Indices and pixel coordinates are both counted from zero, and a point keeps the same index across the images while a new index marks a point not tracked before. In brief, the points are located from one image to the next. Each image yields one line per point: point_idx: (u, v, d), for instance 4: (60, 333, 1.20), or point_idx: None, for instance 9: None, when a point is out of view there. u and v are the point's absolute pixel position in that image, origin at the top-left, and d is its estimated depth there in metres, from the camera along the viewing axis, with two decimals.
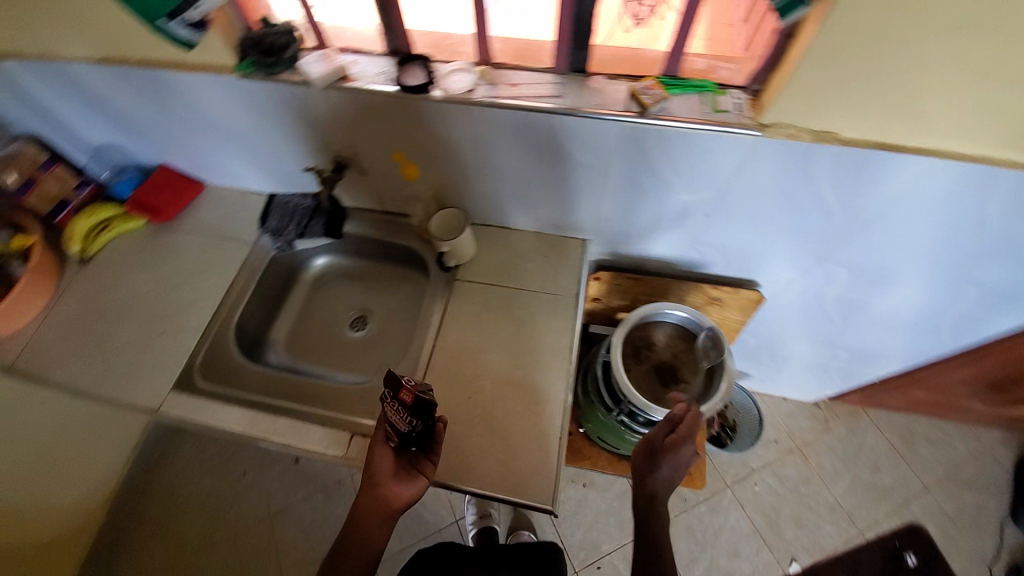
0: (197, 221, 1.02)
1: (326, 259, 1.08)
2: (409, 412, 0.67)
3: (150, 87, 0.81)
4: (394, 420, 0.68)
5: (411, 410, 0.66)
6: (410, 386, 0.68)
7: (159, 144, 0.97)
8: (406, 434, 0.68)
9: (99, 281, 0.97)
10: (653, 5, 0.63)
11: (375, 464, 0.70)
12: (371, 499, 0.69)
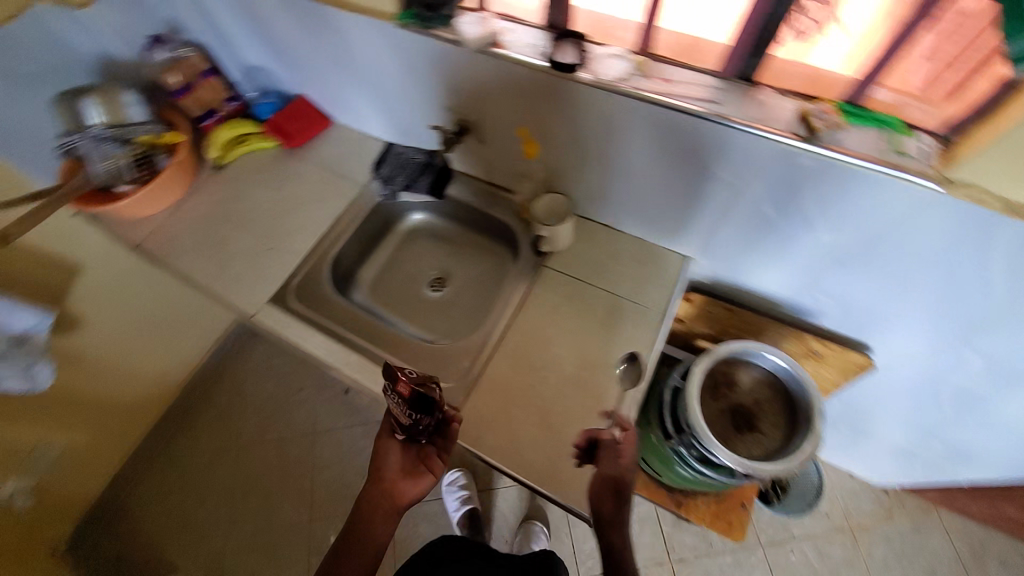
0: (319, 154, 1.09)
1: (422, 215, 1.11)
2: (408, 406, 0.69)
3: (310, 22, 0.86)
4: (396, 415, 0.70)
5: (411, 402, 0.68)
6: (407, 378, 0.69)
7: (303, 75, 1.03)
8: (409, 427, 0.71)
9: (226, 189, 1.06)
10: (821, 18, 0.57)
11: (382, 459, 0.73)
12: (377, 494, 0.71)
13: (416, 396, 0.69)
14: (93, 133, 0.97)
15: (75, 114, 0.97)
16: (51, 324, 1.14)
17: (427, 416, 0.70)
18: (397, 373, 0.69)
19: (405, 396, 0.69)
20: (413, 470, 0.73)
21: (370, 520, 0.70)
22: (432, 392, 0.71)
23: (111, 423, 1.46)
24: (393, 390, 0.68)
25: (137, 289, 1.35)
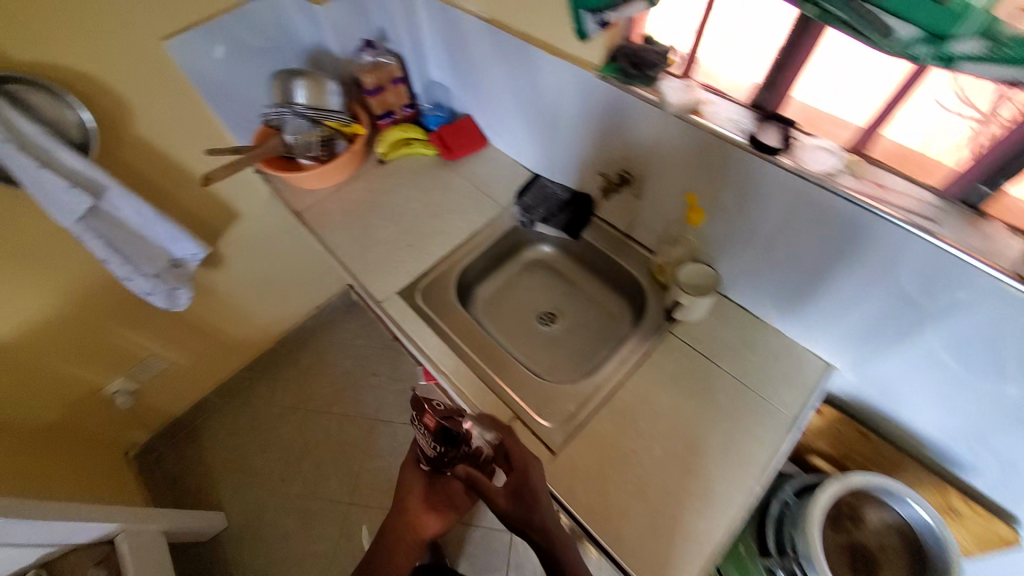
0: (471, 170, 1.15)
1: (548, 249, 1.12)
2: (434, 440, 0.71)
3: (510, 54, 0.92)
4: (425, 445, 0.74)
5: (435, 436, 0.70)
6: (435, 411, 0.70)
7: (480, 98, 1.11)
8: (432, 457, 0.73)
9: (382, 182, 1.16)
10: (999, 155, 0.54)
11: (408, 491, 0.82)
12: (401, 527, 0.80)
13: (442, 430, 0.70)
14: (297, 109, 1.07)
15: (286, 90, 1.07)
16: (203, 257, 1.28)
17: (453, 450, 0.72)
18: (425, 405, 0.72)
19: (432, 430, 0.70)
20: (436, 505, 0.81)
21: (393, 553, 0.80)
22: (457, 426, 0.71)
23: (210, 356, 1.60)
24: (420, 421, 0.72)
25: (274, 247, 1.49)
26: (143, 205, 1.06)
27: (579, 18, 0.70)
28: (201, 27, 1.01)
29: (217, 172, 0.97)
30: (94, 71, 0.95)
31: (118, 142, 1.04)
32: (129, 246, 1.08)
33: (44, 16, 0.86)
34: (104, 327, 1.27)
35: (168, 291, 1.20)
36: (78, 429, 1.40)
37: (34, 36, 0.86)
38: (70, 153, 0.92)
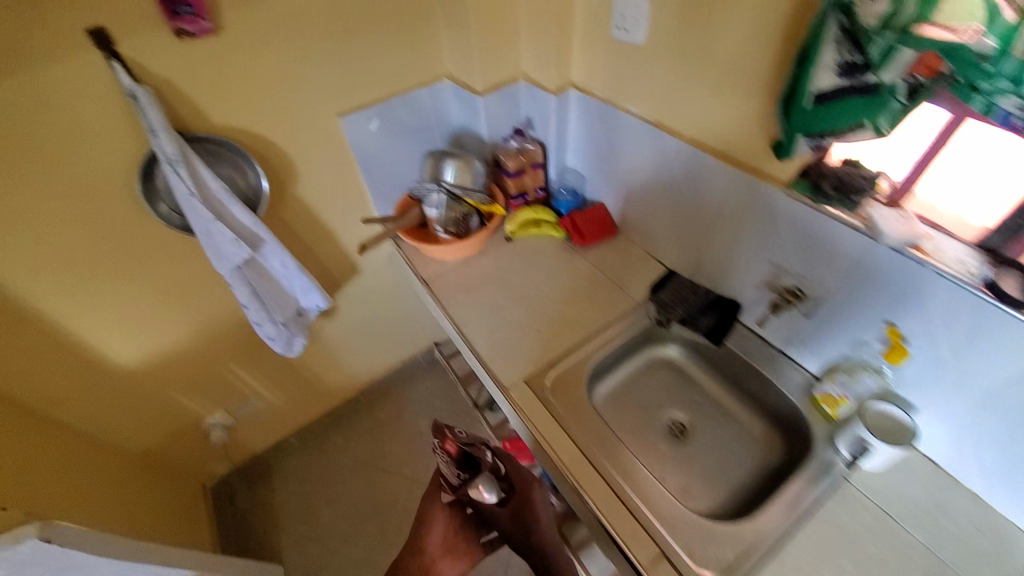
0: (602, 257, 1.12)
1: (679, 349, 1.02)
2: (456, 463, 0.87)
3: (677, 156, 0.91)
4: (447, 472, 0.88)
5: (456, 460, 0.87)
6: (454, 439, 0.86)
7: (620, 190, 1.10)
8: (458, 484, 0.87)
9: (510, 260, 1.14)
10: None
11: (425, 537, 0.94)
12: (421, 565, 0.94)
13: (463, 454, 0.87)
14: (443, 187, 1.09)
15: (437, 167, 1.12)
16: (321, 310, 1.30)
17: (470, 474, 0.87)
18: (446, 433, 0.87)
19: (453, 454, 0.86)
20: (450, 551, 0.95)
21: None
22: (475, 453, 0.88)
23: (298, 401, 1.60)
24: (443, 447, 0.87)
25: (378, 303, 1.51)
26: (290, 259, 1.10)
27: (788, 139, 0.69)
28: (373, 107, 1.09)
29: (371, 242, 1.03)
30: (277, 139, 1.02)
31: (279, 199, 1.09)
32: (268, 294, 1.12)
33: (251, 90, 0.93)
34: (218, 363, 1.30)
35: (288, 338, 1.21)
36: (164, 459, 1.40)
37: (239, 106, 0.94)
38: (241, 209, 0.97)
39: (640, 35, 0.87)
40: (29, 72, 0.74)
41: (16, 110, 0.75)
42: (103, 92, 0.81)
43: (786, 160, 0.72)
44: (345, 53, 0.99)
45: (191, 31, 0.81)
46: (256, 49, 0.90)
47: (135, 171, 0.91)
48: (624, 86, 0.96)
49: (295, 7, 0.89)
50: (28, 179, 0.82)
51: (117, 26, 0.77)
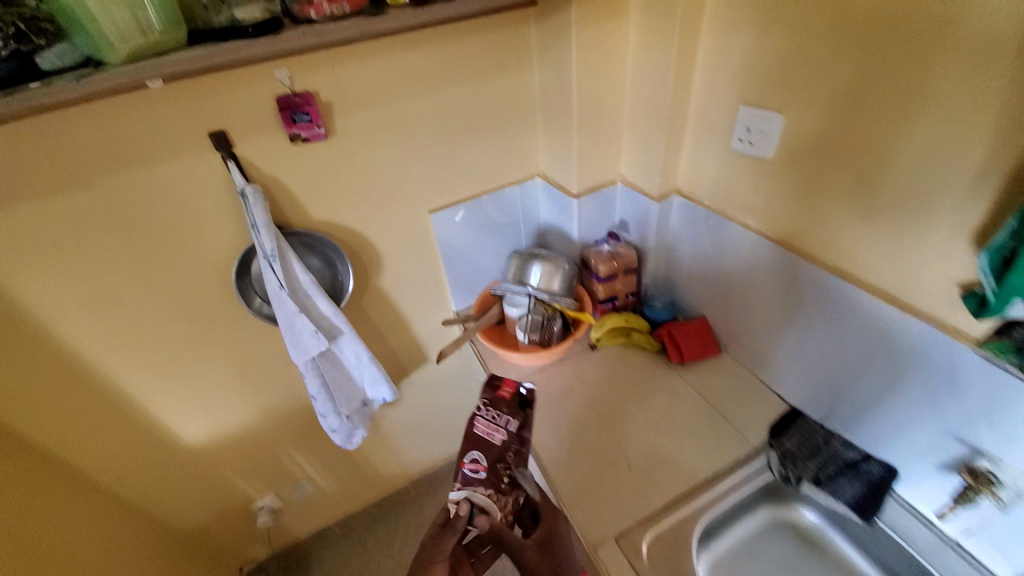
0: (703, 381, 0.99)
1: (817, 518, 0.86)
2: (512, 406, 0.82)
3: (814, 284, 0.79)
4: (492, 420, 0.80)
5: (512, 400, 0.84)
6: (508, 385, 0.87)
7: (727, 307, 0.99)
8: (508, 433, 0.79)
9: (598, 375, 1.02)
10: None
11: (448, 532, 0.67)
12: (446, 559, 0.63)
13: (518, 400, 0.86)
14: (529, 292, 0.99)
15: (522, 270, 1.02)
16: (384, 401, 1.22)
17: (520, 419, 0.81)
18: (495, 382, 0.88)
19: (507, 398, 0.84)
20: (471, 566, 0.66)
21: None
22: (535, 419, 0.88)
23: (348, 488, 1.50)
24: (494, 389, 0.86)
25: (443, 393, 1.43)
26: (365, 352, 1.05)
27: (999, 300, 0.54)
28: (463, 204, 1.06)
29: (449, 348, 0.95)
30: (370, 235, 1.01)
31: (362, 290, 1.07)
32: (337, 385, 1.07)
33: (351, 189, 0.93)
34: (276, 444, 1.25)
35: (349, 430, 1.14)
36: (207, 538, 1.33)
37: (339, 203, 0.94)
38: (325, 301, 0.95)
39: (769, 149, 0.79)
40: (154, 172, 0.77)
41: (139, 207, 0.79)
42: (216, 190, 0.82)
43: (987, 317, 0.58)
44: (446, 154, 0.98)
45: (305, 136, 0.82)
46: (362, 151, 0.90)
47: (232, 263, 0.91)
48: (745, 200, 0.87)
49: (404, 113, 0.89)
50: (137, 268, 0.84)
51: (238, 132, 0.78)
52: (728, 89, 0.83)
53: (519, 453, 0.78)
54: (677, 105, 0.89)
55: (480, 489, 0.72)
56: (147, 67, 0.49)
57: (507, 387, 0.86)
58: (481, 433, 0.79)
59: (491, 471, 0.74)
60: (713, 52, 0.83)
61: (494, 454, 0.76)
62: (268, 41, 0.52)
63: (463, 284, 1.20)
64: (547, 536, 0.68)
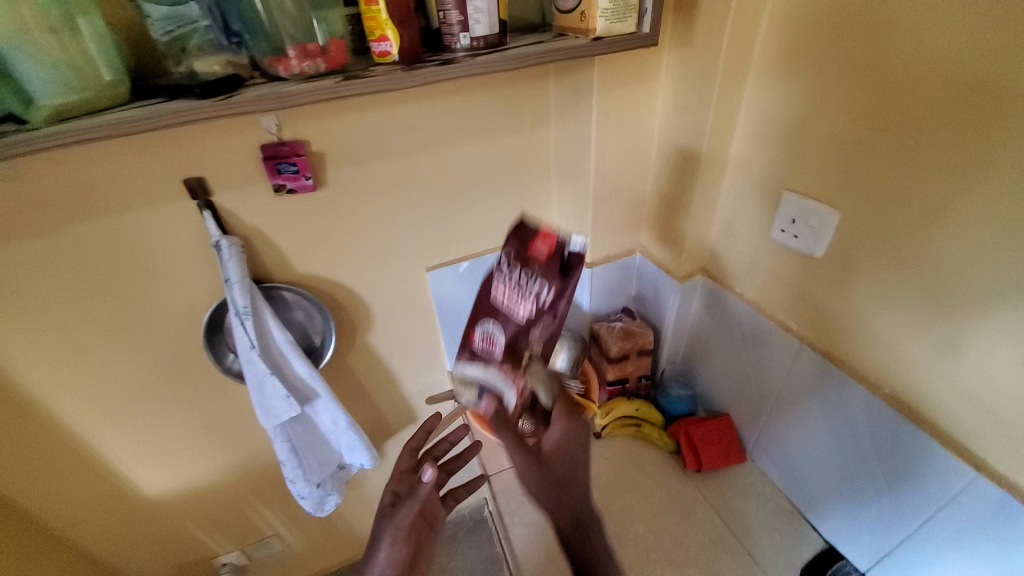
0: (722, 498, 0.86)
1: None
2: (539, 273, 0.64)
3: (867, 414, 0.67)
4: (514, 289, 0.67)
5: (539, 267, 0.64)
6: (545, 234, 0.64)
7: (754, 411, 0.86)
8: (528, 314, 0.66)
9: (605, 474, 0.90)
10: None
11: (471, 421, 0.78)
12: (404, 518, 0.78)
13: (552, 263, 0.63)
14: None
15: None
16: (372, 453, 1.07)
17: (549, 293, 0.63)
18: (528, 233, 0.66)
19: (540, 262, 0.64)
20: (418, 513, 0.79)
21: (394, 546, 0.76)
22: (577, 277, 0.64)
23: (323, 547, 1.38)
24: (523, 245, 0.66)
25: None
26: (342, 417, 0.94)
27: None
28: (465, 263, 0.97)
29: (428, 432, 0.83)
30: (360, 292, 0.92)
31: (348, 349, 0.98)
32: (310, 452, 0.96)
33: (342, 242, 0.85)
34: (246, 500, 1.15)
35: (320, 497, 1.01)
36: None
37: (327, 259, 0.86)
38: (301, 361, 0.85)
39: (818, 245, 0.68)
40: (124, 222, 0.70)
41: (106, 258, 0.72)
42: (192, 242, 0.76)
43: None
44: (449, 210, 0.90)
45: (291, 187, 0.74)
46: (356, 204, 0.82)
47: (201, 320, 0.82)
48: (786, 296, 0.75)
49: (404, 165, 0.81)
50: (102, 320, 0.77)
51: (218, 182, 0.72)
52: (770, 166, 0.71)
53: (549, 337, 0.66)
54: (708, 178, 0.78)
55: (499, 371, 0.71)
56: (81, 129, 0.43)
57: (544, 246, 0.63)
58: (503, 303, 0.70)
59: (509, 351, 0.70)
60: (754, 123, 0.72)
61: (515, 334, 0.69)
62: (216, 104, 0.44)
63: (459, 346, 1.10)
64: (544, 445, 0.70)
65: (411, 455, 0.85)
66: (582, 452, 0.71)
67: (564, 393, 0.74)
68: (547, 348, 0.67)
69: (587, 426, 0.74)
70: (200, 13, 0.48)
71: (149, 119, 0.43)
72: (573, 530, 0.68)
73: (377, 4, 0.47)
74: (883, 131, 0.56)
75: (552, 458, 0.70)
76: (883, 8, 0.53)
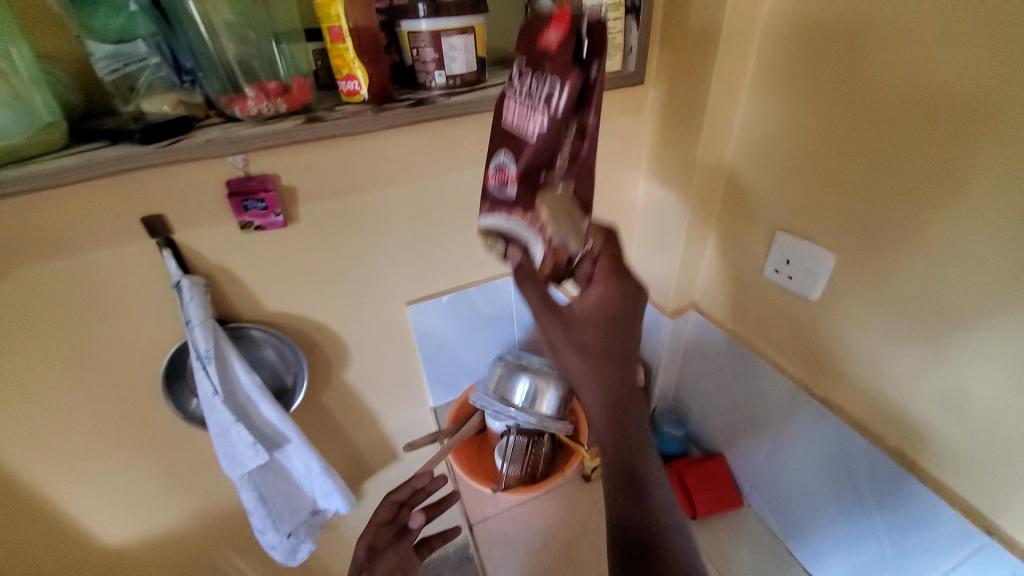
0: (718, 547, 0.82)
1: None
2: (554, 61, 0.44)
3: (866, 463, 0.65)
4: (526, 96, 0.47)
5: (555, 50, 0.44)
6: (565, 13, 0.44)
7: (750, 453, 0.83)
8: (544, 120, 0.46)
9: (598, 522, 0.85)
10: None
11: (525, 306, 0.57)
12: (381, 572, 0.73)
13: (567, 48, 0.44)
14: (511, 415, 0.85)
15: (507, 384, 0.87)
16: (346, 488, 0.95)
17: (567, 89, 0.44)
18: (537, 22, 0.46)
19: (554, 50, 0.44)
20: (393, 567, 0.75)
21: None
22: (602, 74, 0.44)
23: None
24: (530, 38, 0.46)
25: None
26: (315, 460, 0.88)
27: None
28: (447, 296, 0.93)
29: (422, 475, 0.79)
30: (336, 330, 0.87)
31: (324, 388, 0.93)
32: (282, 499, 0.89)
33: (315, 278, 0.80)
34: (213, 549, 1.07)
35: (292, 546, 0.92)
36: None
37: (300, 297, 0.81)
38: (270, 404, 0.80)
39: (812, 287, 0.65)
40: (74, 264, 0.65)
41: (53, 301, 0.66)
42: (151, 283, 0.70)
43: None
44: (430, 243, 0.86)
45: (259, 224, 0.70)
46: (331, 239, 0.78)
47: (160, 367, 0.77)
48: (781, 336, 0.72)
49: (381, 199, 0.78)
50: (49, 367, 0.70)
51: (180, 219, 0.67)
52: (761, 203, 0.69)
53: (575, 160, 0.47)
54: (698, 213, 0.76)
55: (513, 218, 0.51)
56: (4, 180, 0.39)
57: (556, 32, 0.44)
58: (514, 120, 0.49)
59: (524, 182, 0.50)
60: (743, 159, 0.70)
61: (526, 162, 0.48)
62: (159, 150, 0.42)
63: (442, 381, 1.05)
64: (577, 309, 0.49)
65: (394, 508, 0.80)
66: (632, 327, 0.48)
67: (611, 244, 0.50)
68: (574, 182, 0.48)
69: (640, 286, 0.49)
70: (150, 50, 0.45)
71: (83, 171, 0.40)
72: (624, 453, 0.47)
73: (343, 43, 0.44)
74: (879, 174, 0.54)
75: (590, 332, 0.47)
76: (877, 49, 0.51)
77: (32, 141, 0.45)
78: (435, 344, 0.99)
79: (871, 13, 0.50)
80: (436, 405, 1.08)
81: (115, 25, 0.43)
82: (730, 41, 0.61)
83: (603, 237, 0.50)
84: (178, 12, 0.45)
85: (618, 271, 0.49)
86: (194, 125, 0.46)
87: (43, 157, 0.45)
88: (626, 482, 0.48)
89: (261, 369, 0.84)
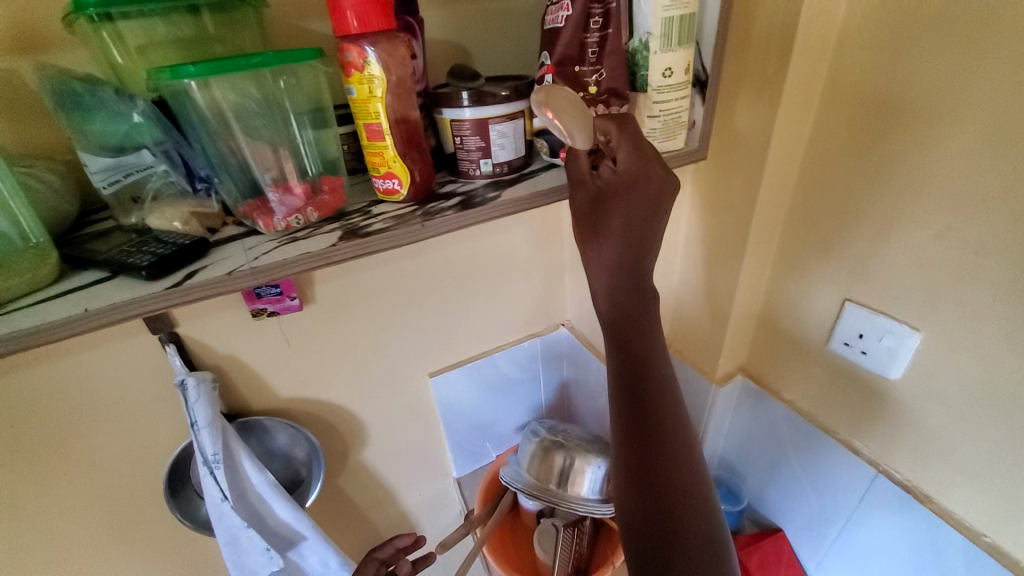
0: None
1: None
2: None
3: (960, 557, 0.60)
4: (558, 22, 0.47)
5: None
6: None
7: (813, 533, 0.79)
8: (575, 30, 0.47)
9: None
10: None
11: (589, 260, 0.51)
12: None
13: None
14: (547, 498, 0.77)
15: (541, 462, 0.80)
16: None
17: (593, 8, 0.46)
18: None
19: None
20: None
21: None
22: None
23: None
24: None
25: None
26: (334, 555, 0.77)
27: None
28: (473, 363, 0.87)
29: (410, 538, 0.80)
30: (357, 411, 0.80)
31: (342, 472, 0.85)
32: None
33: (332, 360, 0.74)
34: None
35: None
36: None
37: (319, 381, 0.74)
38: (284, 504, 0.70)
39: (889, 363, 0.59)
40: (66, 371, 0.57)
41: (39, 414, 0.58)
42: (152, 381, 0.63)
43: None
44: (456, 313, 0.81)
45: (273, 309, 0.64)
46: (353, 319, 0.72)
47: (162, 470, 0.69)
48: (848, 410, 0.66)
49: (403, 272, 0.72)
50: (29, 488, 0.61)
51: (184, 312, 0.60)
52: (820, 270, 0.64)
53: (604, 41, 0.47)
54: (751, 279, 0.70)
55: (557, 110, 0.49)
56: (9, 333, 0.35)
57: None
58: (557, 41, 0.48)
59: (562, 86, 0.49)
60: (797, 223, 0.65)
61: (559, 54, 0.48)
62: (167, 291, 0.37)
63: (468, 453, 0.97)
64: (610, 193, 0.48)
65: (376, 567, 0.76)
66: (657, 206, 0.48)
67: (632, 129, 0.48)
68: (608, 65, 0.48)
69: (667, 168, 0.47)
70: (156, 158, 0.41)
71: (85, 319, 0.36)
72: (631, 358, 0.53)
73: (383, 140, 0.41)
74: (977, 254, 0.49)
75: (625, 213, 0.48)
76: (974, 124, 0.46)
77: (23, 271, 0.38)
78: (460, 414, 0.92)
79: (960, 89, 0.46)
80: (460, 479, 1.00)
81: (116, 133, 0.40)
82: (788, 107, 0.56)
83: (618, 122, 0.48)
84: (189, 118, 0.39)
85: (644, 156, 0.47)
86: (210, 242, 0.43)
87: (42, 289, 0.39)
88: (636, 461, 0.53)
89: (274, 459, 0.75)
